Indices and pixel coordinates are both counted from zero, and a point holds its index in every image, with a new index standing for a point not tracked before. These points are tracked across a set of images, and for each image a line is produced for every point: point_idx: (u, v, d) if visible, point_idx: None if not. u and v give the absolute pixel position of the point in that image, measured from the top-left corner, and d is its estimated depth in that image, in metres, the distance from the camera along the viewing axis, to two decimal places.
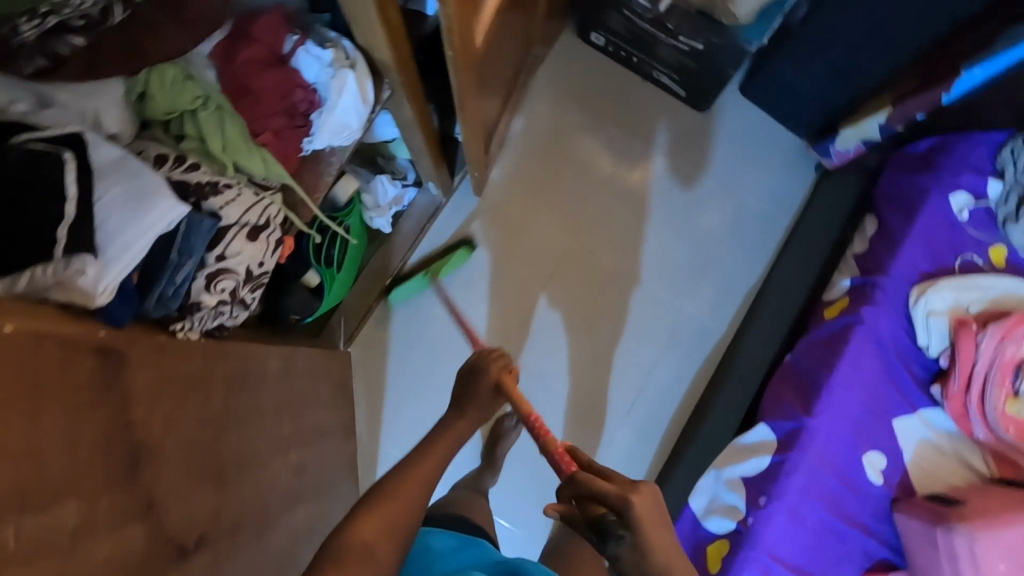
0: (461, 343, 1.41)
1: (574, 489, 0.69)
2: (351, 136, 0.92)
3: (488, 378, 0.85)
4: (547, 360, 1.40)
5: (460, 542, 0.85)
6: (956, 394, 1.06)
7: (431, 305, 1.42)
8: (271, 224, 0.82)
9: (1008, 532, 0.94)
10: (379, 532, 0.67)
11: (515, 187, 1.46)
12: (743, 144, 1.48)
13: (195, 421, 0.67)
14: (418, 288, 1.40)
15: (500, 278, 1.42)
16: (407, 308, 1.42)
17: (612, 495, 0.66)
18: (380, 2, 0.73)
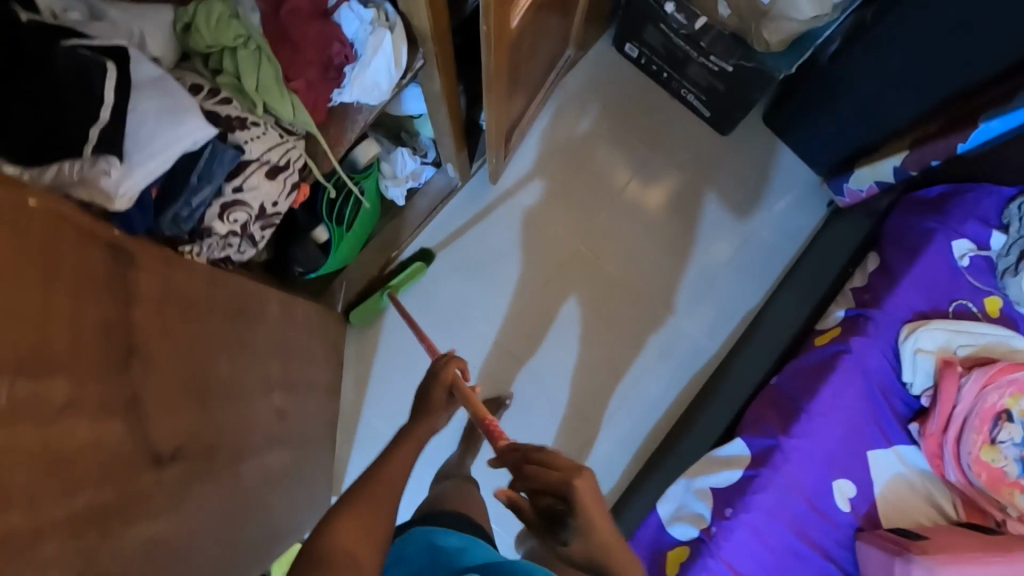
0: (472, 325, 1.54)
1: (526, 481, 0.69)
2: (380, 95, 0.94)
3: (441, 391, 0.96)
4: (551, 359, 1.54)
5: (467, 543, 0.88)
6: (933, 432, 1.01)
7: (393, 319, 1.54)
8: (290, 167, 0.87)
9: (968, 570, 0.89)
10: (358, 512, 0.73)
11: (537, 188, 1.62)
12: (754, 187, 1.64)
13: (187, 335, 0.72)
14: (379, 303, 1.50)
15: (518, 271, 1.57)
16: (375, 321, 1.53)
17: (558, 484, 0.66)
18: None
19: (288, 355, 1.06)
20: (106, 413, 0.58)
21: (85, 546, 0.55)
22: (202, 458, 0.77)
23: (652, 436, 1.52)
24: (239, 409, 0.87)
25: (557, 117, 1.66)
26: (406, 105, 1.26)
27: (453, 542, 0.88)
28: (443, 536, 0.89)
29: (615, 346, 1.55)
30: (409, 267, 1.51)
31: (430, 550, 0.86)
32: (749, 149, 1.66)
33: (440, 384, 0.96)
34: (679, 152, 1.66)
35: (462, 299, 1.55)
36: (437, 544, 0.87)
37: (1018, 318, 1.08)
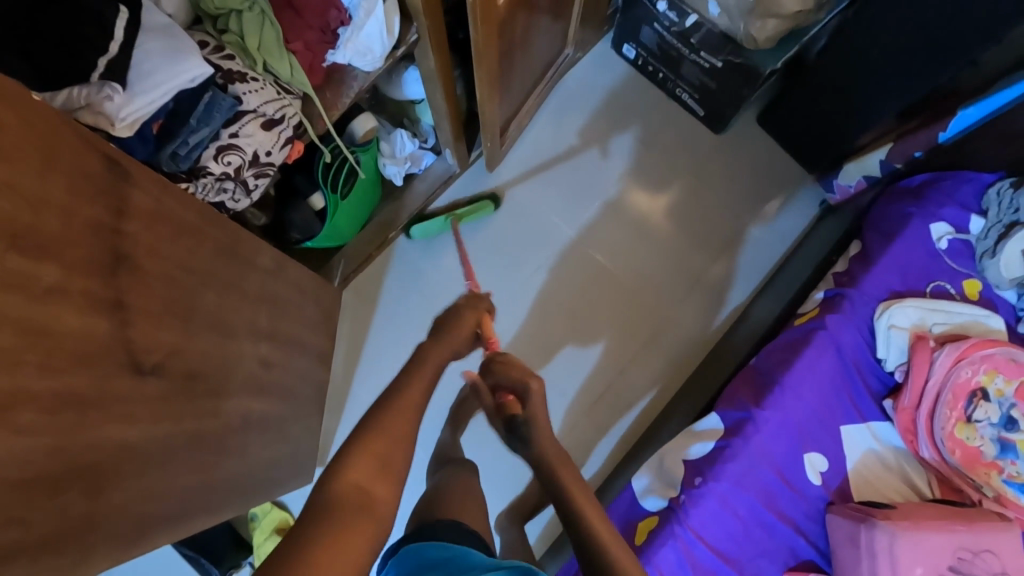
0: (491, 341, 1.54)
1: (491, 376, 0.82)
2: (373, 61, 1.00)
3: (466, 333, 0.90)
4: (563, 379, 1.54)
5: (451, 552, 0.80)
6: (907, 407, 1.01)
7: (447, 245, 1.60)
8: (285, 121, 0.93)
9: (932, 536, 0.91)
10: None
11: (546, 201, 1.64)
12: (746, 185, 1.66)
13: (175, 259, 0.78)
14: (439, 228, 1.58)
15: (536, 303, 1.58)
16: (423, 243, 1.60)
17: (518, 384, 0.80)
18: None
19: (278, 307, 1.11)
20: (93, 309, 0.63)
21: (61, 425, 0.59)
22: (185, 380, 0.81)
23: (636, 422, 1.53)
24: (226, 344, 0.91)
25: (558, 119, 1.70)
26: (406, 89, 1.33)
27: (441, 555, 0.80)
28: (436, 548, 0.81)
29: (610, 359, 1.56)
30: (478, 202, 1.59)
31: (422, 565, 0.79)
32: (743, 150, 1.69)
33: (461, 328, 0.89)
34: (674, 150, 1.69)
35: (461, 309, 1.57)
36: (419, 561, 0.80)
37: (995, 301, 1.09)
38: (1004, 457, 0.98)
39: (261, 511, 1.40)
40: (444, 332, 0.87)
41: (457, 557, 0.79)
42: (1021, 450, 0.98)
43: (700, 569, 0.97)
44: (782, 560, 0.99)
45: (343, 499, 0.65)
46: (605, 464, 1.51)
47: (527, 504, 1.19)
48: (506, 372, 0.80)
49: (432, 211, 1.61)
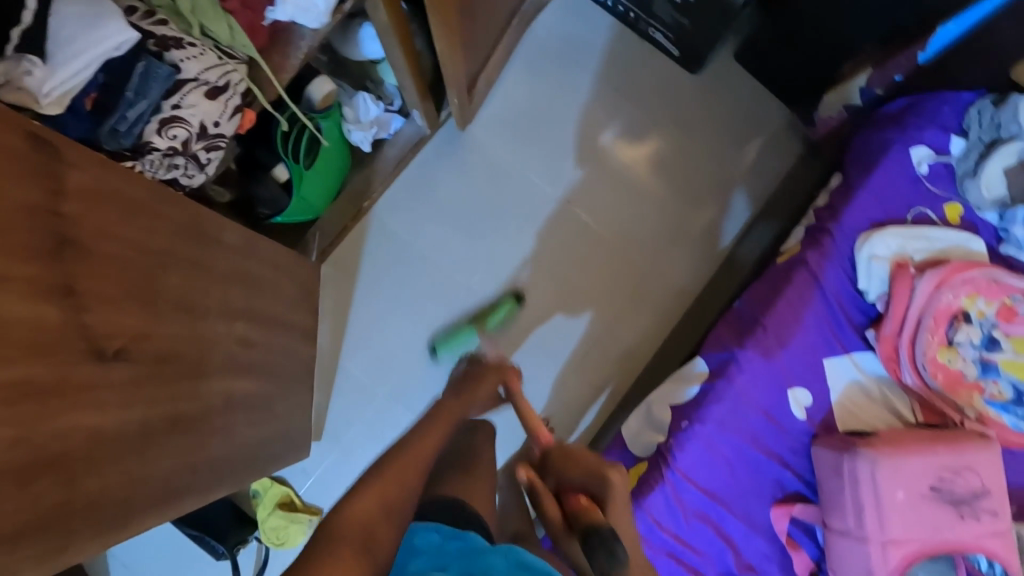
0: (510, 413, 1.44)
1: (556, 475, 0.77)
2: (317, 17, 0.94)
3: (490, 389, 1.01)
4: (552, 340, 1.54)
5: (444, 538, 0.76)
6: (889, 335, 1.01)
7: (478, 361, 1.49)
8: (231, 88, 0.88)
9: (913, 459, 0.92)
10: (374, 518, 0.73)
11: (526, 165, 1.60)
12: (727, 126, 1.62)
13: (129, 242, 0.75)
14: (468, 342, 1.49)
15: (525, 271, 1.55)
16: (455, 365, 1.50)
17: (592, 480, 0.73)
18: None
19: (252, 285, 1.08)
20: (41, 295, 0.61)
21: (25, 414, 0.58)
22: (157, 364, 0.79)
23: (626, 376, 1.53)
24: (197, 325, 0.89)
25: (529, 72, 1.64)
26: (364, 49, 1.26)
27: (429, 540, 0.75)
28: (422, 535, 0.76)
29: (600, 323, 1.54)
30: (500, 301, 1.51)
31: (406, 553, 0.74)
32: (721, 90, 1.63)
33: (489, 381, 1.02)
34: (650, 95, 1.64)
35: (461, 313, 1.53)
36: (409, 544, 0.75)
37: (976, 224, 1.07)
38: (986, 378, 1.00)
39: (262, 488, 1.43)
40: (463, 387, 0.99)
41: (446, 541, 0.76)
42: (1002, 369, 0.99)
43: (689, 508, 0.99)
44: (769, 494, 1.01)
45: (348, 527, 0.69)
46: (596, 417, 1.52)
47: (521, 463, 1.20)
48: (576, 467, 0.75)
49: (452, 324, 1.53)
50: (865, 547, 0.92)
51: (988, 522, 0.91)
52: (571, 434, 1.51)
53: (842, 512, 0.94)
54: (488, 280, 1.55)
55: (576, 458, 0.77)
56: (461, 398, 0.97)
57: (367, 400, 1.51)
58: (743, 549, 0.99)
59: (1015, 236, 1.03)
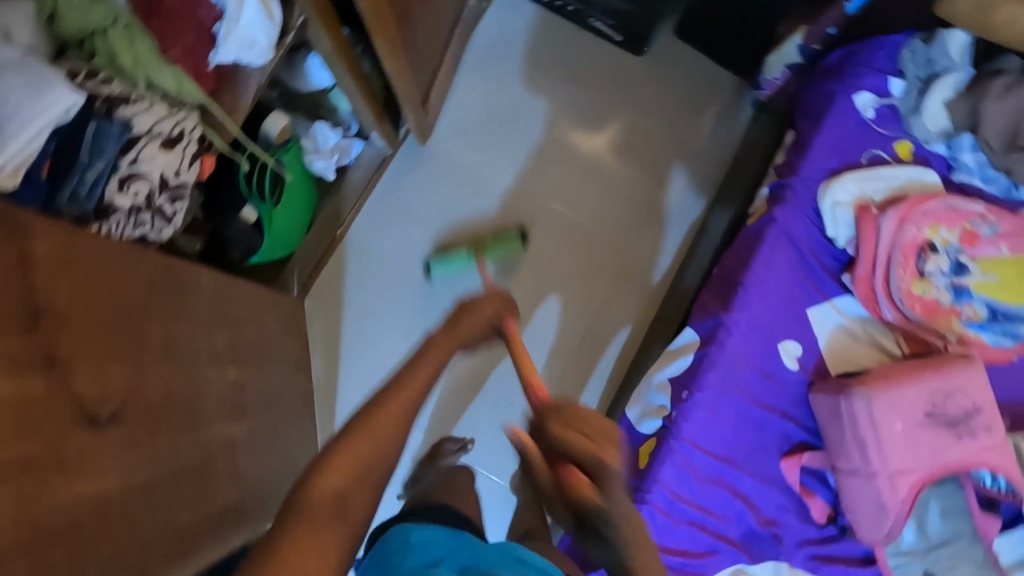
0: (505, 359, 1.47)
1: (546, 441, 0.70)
2: (262, 53, 0.94)
3: (482, 325, 0.87)
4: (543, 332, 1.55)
5: (439, 534, 0.81)
6: (864, 277, 1.04)
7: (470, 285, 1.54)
8: (186, 136, 0.88)
9: (904, 388, 0.96)
10: (346, 480, 0.64)
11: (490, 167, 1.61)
12: (679, 100, 1.66)
13: (107, 303, 0.74)
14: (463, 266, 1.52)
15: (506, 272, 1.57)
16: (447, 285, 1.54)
17: (585, 456, 0.66)
18: None
19: (237, 326, 1.07)
20: (24, 369, 0.61)
21: (25, 491, 0.58)
22: (153, 420, 0.79)
23: (621, 358, 1.54)
24: (189, 374, 0.88)
25: (480, 77, 1.66)
26: (313, 79, 1.27)
27: (425, 536, 0.80)
28: (421, 532, 0.81)
29: (587, 309, 1.56)
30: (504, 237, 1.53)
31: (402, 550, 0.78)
32: (667, 67, 1.67)
33: (480, 320, 0.87)
34: (600, 81, 1.67)
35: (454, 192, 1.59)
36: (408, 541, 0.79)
37: (927, 157, 1.12)
38: (961, 302, 1.03)
39: None
40: (458, 320, 0.85)
41: (443, 537, 0.80)
42: (974, 291, 1.03)
43: (702, 475, 1.01)
44: (776, 447, 1.03)
45: (318, 504, 0.62)
46: (599, 404, 1.53)
47: None
48: (574, 441, 0.67)
49: (453, 242, 1.55)
50: (875, 482, 0.95)
51: (984, 437, 0.95)
52: None
53: (847, 451, 0.97)
54: (484, 199, 1.59)
55: (580, 426, 0.68)
56: (453, 341, 0.82)
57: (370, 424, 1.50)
58: (761, 506, 1.01)
59: (965, 163, 1.09)
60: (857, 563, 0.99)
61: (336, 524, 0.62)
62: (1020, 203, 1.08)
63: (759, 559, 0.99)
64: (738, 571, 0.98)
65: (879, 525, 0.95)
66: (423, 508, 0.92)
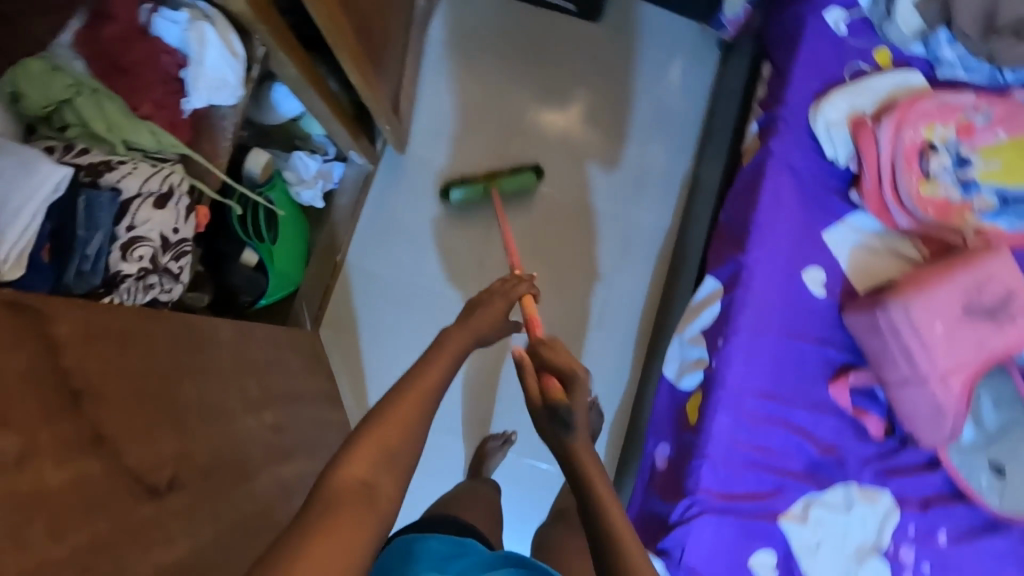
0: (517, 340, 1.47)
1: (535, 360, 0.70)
2: (231, 91, 0.92)
3: (498, 317, 0.78)
4: (562, 313, 1.52)
5: (448, 545, 0.80)
6: (872, 190, 1.04)
7: (487, 224, 1.56)
8: (176, 191, 0.86)
9: (936, 289, 0.96)
10: (373, 465, 0.58)
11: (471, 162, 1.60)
12: (643, 57, 1.65)
13: (139, 372, 0.73)
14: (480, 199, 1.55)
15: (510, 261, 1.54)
16: (464, 220, 1.57)
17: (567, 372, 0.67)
18: None
19: (262, 370, 1.05)
20: (74, 454, 0.59)
21: None
22: (206, 479, 0.77)
23: (644, 323, 1.52)
24: (229, 427, 0.87)
25: (443, 76, 1.64)
26: (282, 109, 1.25)
27: (434, 547, 0.79)
28: (423, 542, 0.80)
29: (599, 282, 1.54)
30: (521, 171, 1.53)
31: (406, 560, 0.77)
32: (626, 27, 1.66)
33: (496, 307, 0.78)
34: (562, 54, 1.65)
35: (454, 123, 1.62)
36: (415, 552, 0.78)
37: (907, 60, 1.12)
38: (971, 195, 1.04)
39: None
40: (467, 315, 0.76)
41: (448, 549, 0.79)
42: (981, 181, 1.04)
43: (755, 416, 1.01)
44: (822, 375, 1.03)
45: (343, 493, 0.56)
46: (632, 371, 1.50)
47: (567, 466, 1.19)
48: (555, 356, 0.67)
49: (471, 174, 1.57)
50: (926, 387, 0.95)
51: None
52: (617, 396, 1.48)
53: (892, 363, 0.97)
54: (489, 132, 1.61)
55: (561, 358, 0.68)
56: (469, 330, 0.74)
57: None
58: (818, 434, 1.01)
59: (947, 59, 1.09)
60: (922, 470, 1.00)
61: (362, 511, 0.55)
62: (1007, 86, 1.09)
63: (828, 487, 0.99)
64: (810, 502, 0.98)
65: (939, 427, 0.96)
66: (432, 520, 0.89)
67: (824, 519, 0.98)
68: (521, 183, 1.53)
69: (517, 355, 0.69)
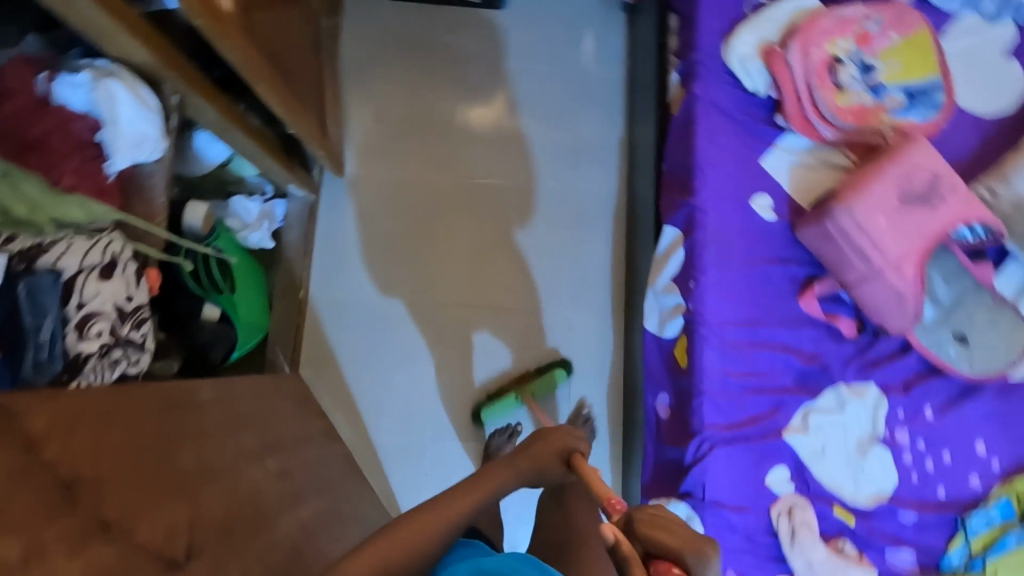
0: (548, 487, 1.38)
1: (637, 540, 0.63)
2: (154, 145, 0.88)
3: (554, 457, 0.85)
4: (538, 296, 1.54)
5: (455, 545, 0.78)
6: (794, 111, 1.10)
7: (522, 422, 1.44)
8: (120, 259, 0.84)
9: (871, 189, 1.03)
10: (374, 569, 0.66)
11: (411, 170, 1.59)
12: (555, 34, 1.68)
13: (130, 448, 0.70)
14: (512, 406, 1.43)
15: (473, 258, 1.55)
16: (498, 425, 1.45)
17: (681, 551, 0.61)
18: (112, 10, 0.74)
19: (254, 421, 1.01)
20: (83, 542, 0.57)
21: None
22: (224, 537, 0.75)
23: (616, 288, 1.55)
24: (237, 484, 0.84)
25: (364, 94, 1.63)
26: (208, 157, 1.21)
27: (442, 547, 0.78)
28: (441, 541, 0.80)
29: (564, 259, 1.56)
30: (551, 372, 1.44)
31: None
32: (531, 9, 1.70)
33: (553, 445, 0.85)
34: (477, 46, 1.66)
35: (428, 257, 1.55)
36: None
37: None
38: (882, 97, 1.11)
39: None
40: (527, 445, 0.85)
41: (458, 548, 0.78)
42: (888, 84, 1.11)
43: (739, 345, 1.06)
44: (790, 291, 1.08)
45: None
46: (615, 335, 1.52)
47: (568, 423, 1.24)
48: (670, 539, 0.61)
49: (496, 387, 1.47)
50: (884, 279, 1.02)
51: (953, 198, 1.03)
52: (607, 362, 1.51)
53: (849, 265, 1.04)
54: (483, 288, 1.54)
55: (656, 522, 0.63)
56: (513, 464, 0.82)
57: (422, 451, 1.46)
58: (800, 347, 1.07)
59: None
60: (896, 356, 1.07)
61: None
62: None
63: (819, 393, 1.05)
64: (808, 412, 1.04)
65: (903, 313, 1.02)
66: None
67: (823, 424, 1.03)
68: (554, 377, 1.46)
69: (630, 554, 0.60)
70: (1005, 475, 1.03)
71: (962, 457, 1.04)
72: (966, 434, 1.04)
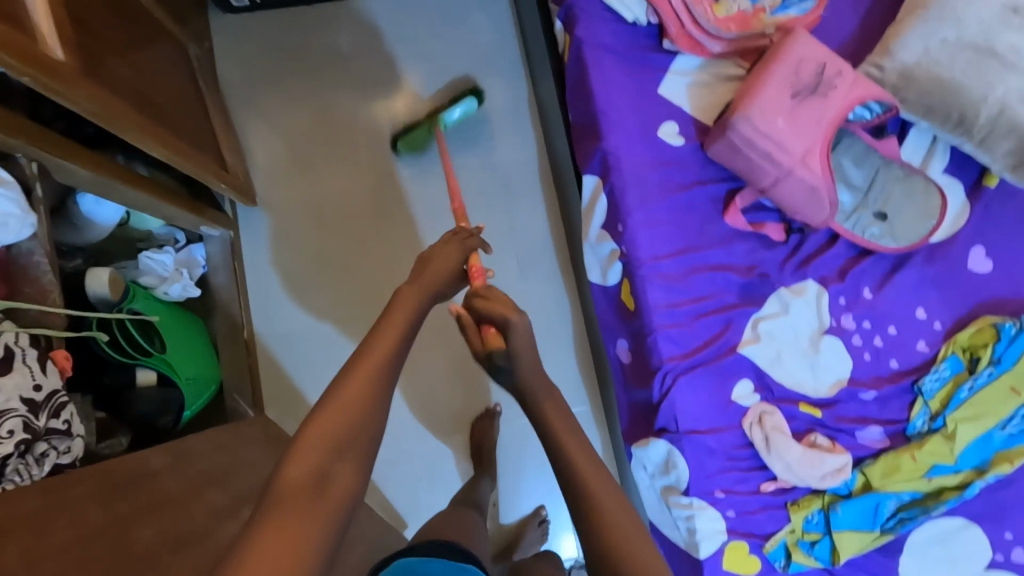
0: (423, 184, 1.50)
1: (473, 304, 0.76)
2: (21, 222, 0.82)
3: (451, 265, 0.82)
4: None
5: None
6: (678, 32, 1.09)
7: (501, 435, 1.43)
8: (16, 351, 0.78)
9: (765, 92, 1.03)
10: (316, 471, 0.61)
11: (326, 180, 1.54)
12: (438, 9, 1.62)
13: (77, 539, 0.66)
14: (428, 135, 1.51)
15: (411, 253, 1.52)
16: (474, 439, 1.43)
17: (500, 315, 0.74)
18: None
19: (221, 476, 0.97)
20: None
21: None
22: None
23: (559, 250, 1.54)
24: (212, 544, 0.81)
25: (261, 116, 1.55)
26: (101, 218, 1.13)
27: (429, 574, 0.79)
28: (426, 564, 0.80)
29: (501, 232, 1.54)
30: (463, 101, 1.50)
31: None
32: None
33: (447, 256, 0.82)
34: (361, 39, 1.60)
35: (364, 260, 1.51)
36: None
37: None
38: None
39: None
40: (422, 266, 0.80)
41: None
42: None
43: (678, 275, 1.07)
44: (714, 211, 1.09)
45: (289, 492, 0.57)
46: (570, 296, 1.52)
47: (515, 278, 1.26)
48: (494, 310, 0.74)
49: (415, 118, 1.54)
50: (796, 176, 1.03)
51: (841, 81, 1.05)
52: (568, 324, 1.51)
53: (761, 171, 1.05)
54: None
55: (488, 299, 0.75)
56: (421, 285, 0.76)
57: (408, 454, 1.40)
58: (735, 262, 1.08)
59: None
60: (826, 247, 1.10)
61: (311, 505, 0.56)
62: None
63: (762, 301, 1.07)
64: (757, 321, 1.06)
65: (821, 205, 1.05)
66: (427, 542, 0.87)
67: (773, 330, 1.05)
68: (464, 112, 1.50)
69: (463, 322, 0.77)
70: (947, 334, 1.08)
71: (907, 326, 1.08)
72: (905, 305, 1.09)
